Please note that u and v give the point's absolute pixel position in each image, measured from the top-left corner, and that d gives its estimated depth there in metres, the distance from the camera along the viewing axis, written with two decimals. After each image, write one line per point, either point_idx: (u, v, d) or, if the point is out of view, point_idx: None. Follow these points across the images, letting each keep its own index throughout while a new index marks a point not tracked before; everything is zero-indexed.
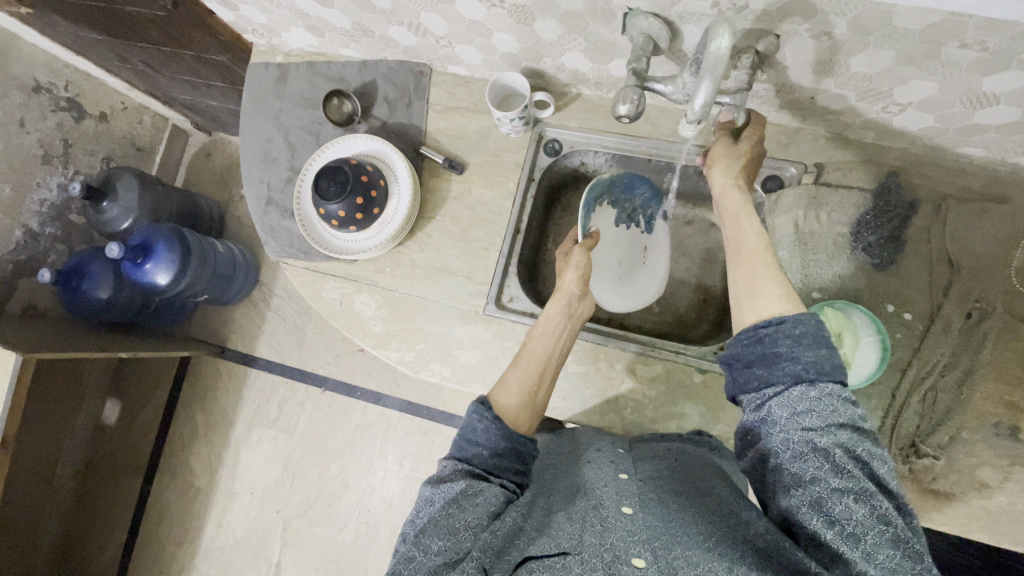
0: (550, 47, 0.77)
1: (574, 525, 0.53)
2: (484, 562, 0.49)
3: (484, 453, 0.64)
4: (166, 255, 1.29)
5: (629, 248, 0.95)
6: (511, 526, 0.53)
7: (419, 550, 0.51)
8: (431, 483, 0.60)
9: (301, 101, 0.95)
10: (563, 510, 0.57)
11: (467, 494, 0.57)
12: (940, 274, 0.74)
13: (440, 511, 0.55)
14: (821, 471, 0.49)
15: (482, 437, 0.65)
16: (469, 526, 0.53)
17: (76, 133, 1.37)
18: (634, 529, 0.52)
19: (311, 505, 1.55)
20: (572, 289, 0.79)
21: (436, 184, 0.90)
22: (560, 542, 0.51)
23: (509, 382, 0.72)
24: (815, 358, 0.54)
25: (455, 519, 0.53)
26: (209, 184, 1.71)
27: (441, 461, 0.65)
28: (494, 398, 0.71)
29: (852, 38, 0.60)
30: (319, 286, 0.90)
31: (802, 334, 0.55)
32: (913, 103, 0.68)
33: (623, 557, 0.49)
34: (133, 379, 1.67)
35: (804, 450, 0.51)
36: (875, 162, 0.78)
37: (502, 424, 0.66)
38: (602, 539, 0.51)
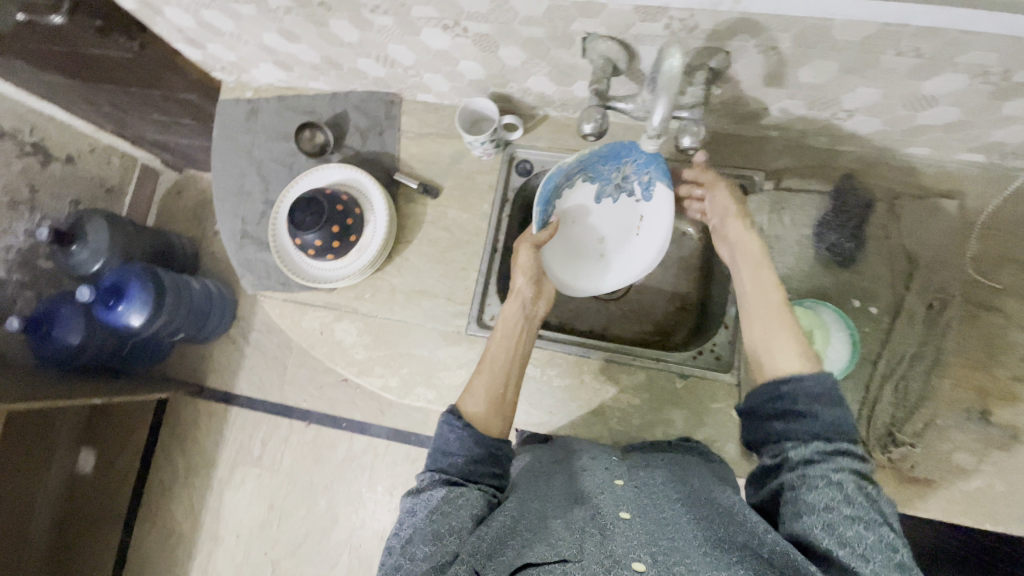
0: (515, 73, 0.79)
1: (573, 534, 0.54)
2: (475, 564, 0.51)
3: (460, 461, 0.64)
4: (139, 296, 1.27)
5: (624, 220, 0.89)
6: (501, 531, 0.55)
7: (405, 558, 0.54)
8: (415, 493, 0.63)
9: (273, 135, 0.96)
10: (559, 517, 0.57)
11: (451, 501, 0.59)
12: (900, 269, 0.77)
13: (425, 520, 0.57)
14: (834, 500, 0.53)
15: (455, 446, 0.66)
16: (454, 531, 0.55)
17: (42, 177, 1.36)
18: (632, 534, 0.53)
19: (300, 543, 1.50)
20: (526, 292, 0.79)
21: (412, 209, 0.91)
22: (560, 550, 0.51)
23: (475, 389, 0.72)
24: (834, 416, 0.58)
25: (441, 526, 0.56)
26: (182, 222, 1.70)
27: (422, 473, 0.66)
28: (462, 407, 0.70)
29: (797, 51, 0.63)
30: (298, 317, 0.90)
31: (819, 393, 0.59)
32: (860, 108, 0.72)
33: (622, 562, 0.50)
34: (109, 425, 1.62)
35: (819, 482, 0.54)
36: (831, 165, 0.82)
37: (474, 431, 0.67)
38: (602, 546, 0.52)
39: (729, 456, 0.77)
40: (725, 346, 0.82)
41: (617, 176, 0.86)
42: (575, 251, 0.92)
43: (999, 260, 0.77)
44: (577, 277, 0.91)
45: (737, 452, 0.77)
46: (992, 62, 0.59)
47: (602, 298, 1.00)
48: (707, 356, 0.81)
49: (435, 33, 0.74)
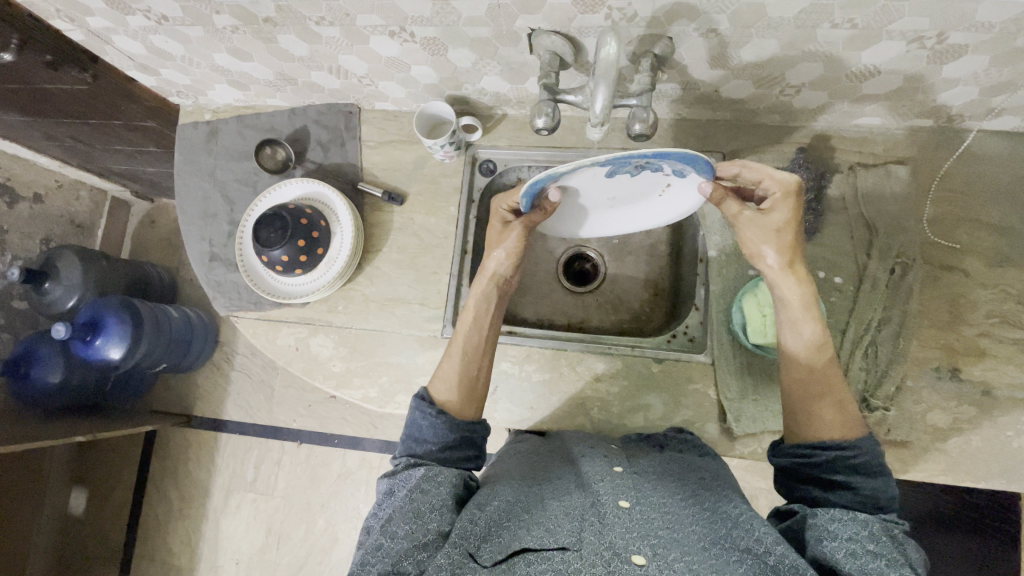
0: (467, 74, 0.80)
1: (572, 522, 0.56)
2: (469, 547, 0.53)
3: (434, 448, 0.68)
4: (117, 329, 1.26)
5: (641, 182, 0.72)
6: (495, 515, 0.57)
7: (386, 537, 0.56)
8: (393, 473, 0.65)
9: (234, 155, 0.95)
10: (558, 501, 0.60)
11: (431, 480, 0.62)
12: (860, 236, 0.79)
13: (409, 499, 0.60)
14: (857, 534, 0.53)
15: (429, 433, 0.68)
16: (435, 509, 0.59)
17: (10, 217, 1.35)
18: (631, 523, 0.55)
19: (301, 565, 1.49)
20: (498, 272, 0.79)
21: (379, 218, 0.91)
22: (559, 538, 0.53)
23: (449, 370, 0.74)
24: (869, 487, 0.59)
25: (424, 504, 0.59)
26: (157, 252, 1.69)
27: (398, 457, 0.69)
28: (436, 390, 0.73)
29: (736, 32, 0.64)
30: (273, 335, 0.89)
31: (857, 462, 0.60)
32: (806, 84, 0.73)
33: (622, 554, 0.51)
34: (96, 463, 1.60)
35: (844, 517, 0.55)
36: (787, 141, 0.83)
37: (448, 418, 0.69)
38: (601, 537, 0.54)
39: (708, 435, 0.78)
40: (697, 328, 0.83)
41: (638, 163, 0.64)
42: (579, 208, 0.80)
43: (955, 220, 0.78)
44: (583, 225, 0.84)
45: (718, 431, 0.77)
46: (925, 26, 0.60)
47: (577, 292, 1.01)
48: (681, 338, 0.83)
49: (383, 40, 0.74)
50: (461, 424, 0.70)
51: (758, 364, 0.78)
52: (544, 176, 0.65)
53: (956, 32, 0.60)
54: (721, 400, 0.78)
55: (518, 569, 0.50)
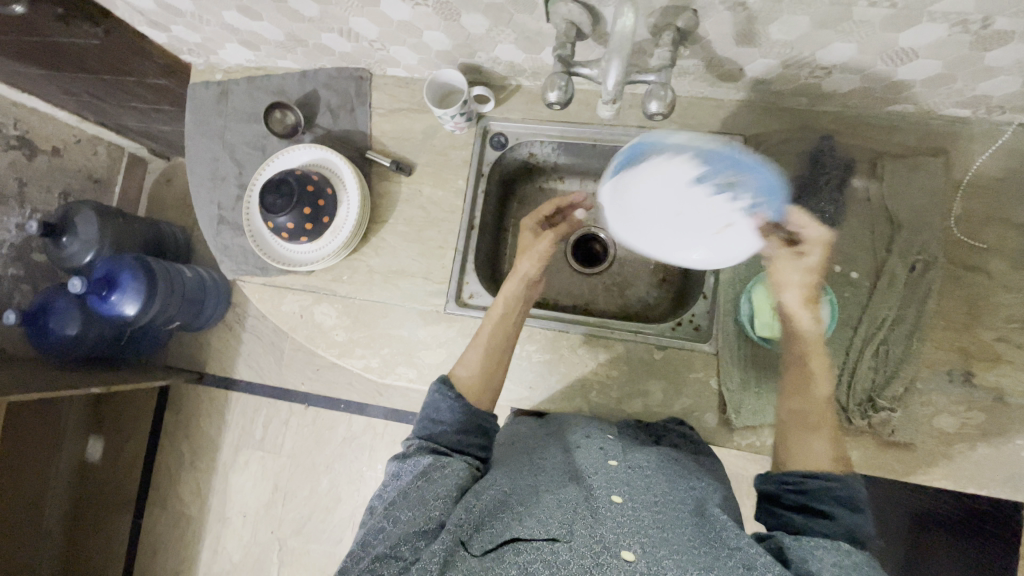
0: (481, 42, 0.77)
1: (564, 514, 0.57)
2: (461, 535, 0.55)
3: (449, 431, 0.68)
4: (132, 286, 1.29)
5: (709, 210, 0.68)
6: (490, 503, 0.59)
7: (389, 521, 0.58)
8: (404, 455, 0.66)
9: (244, 117, 0.94)
10: (553, 492, 0.60)
11: (439, 469, 0.63)
12: (881, 231, 0.75)
13: (416, 486, 0.61)
14: (840, 556, 0.52)
15: (445, 416, 0.69)
16: (439, 497, 0.60)
17: (30, 170, 1.37)
18: (623, 519, 0.56)
19: (305, 522, 1.54)
20: (529, 275, 0.80)
21: (386, 188, 0.89)
22: (550, 529, 0.55)
23: (472, 359, 0.75)
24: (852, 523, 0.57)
25: (430, 493, 0.60)
26: (172, 210, 1.70)
27: (410, 437, 0.70)
28: (457, 372, 0.74)
29: (765, 7, 0.61)
30: (278, 301, 0.90)
31: (843, 497, 0.58)
32: (837, 66, 0.69)
33: (612, 549, 0.53)
34: (112, 414, 1.65)
35: (828, 543, 0.54)
36: (813, 126, 0.79)
37: (465, 403, 0.70)
38: (592, 530, 0.55)
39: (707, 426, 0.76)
40: (704, 317, 0.80)
41: (731, 174, 0.67)
42: (634, 208, 0.73)
43: (985, 218, 0.75)
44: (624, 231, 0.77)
45: (716, 421, 0.76)
46: (970, 9, 0.56)
47: (584, 273, 0.99)
48: (687, 326, 0.80)
49: (394, 3, 0.71)
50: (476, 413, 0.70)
51: (763, 357, 0.75)
52: (655, 136, 0.70)
53: (1003, 17, 0.56)
54: (723, 392, 0.76)
55: (507, 559, 0.53)
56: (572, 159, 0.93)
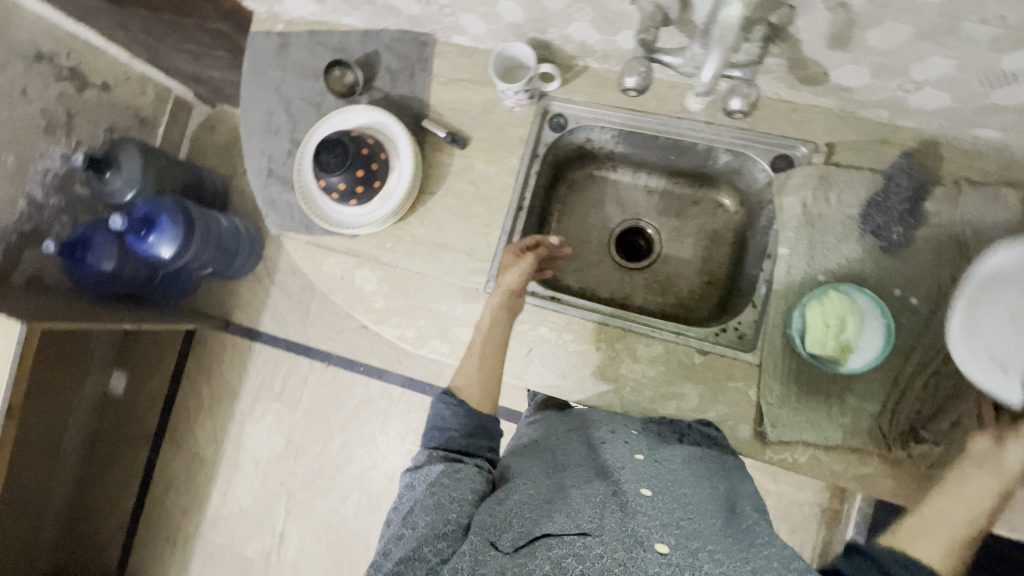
0: (556, 17, 0.74)
1: (594, 509, 0.56)
2: (489, 536, 0.54)
3: (457, 436, 0.70)
4: (170, 229, 1.31)
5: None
6: (515, 505, 0.58)
7: (408, 527, 0.58)
8: (416, 467, 0.68)
9: (302, 71, 0.93)
10: (580, 488, 0.60)
11: (452, 474, 0.64)
12: (949, 259, 0.72)
13: (433, 490, 0.62)
14: None
15: (451, 422, 0.72)
16: (455, 500, 0.60)
17: (79, 102, 1.38)
18: (653, 514, 0.56)
19: (314, 477, 1.58)
20: (515, 287, 0.80)
21: (438, 159, 0.88)
22: (580, 523, 0.54)
23: (468, 369, 0.77)
24: None
25: (448, 495, 0.61)
26: (212, 157, 1.73)
27: (420, 450, 0.72)
28: (452, 385, 0.77)
29: (869, 11, 0.58)
30: (319, 262, 0.89)
31: None
32: (930, 81, 0.66)
33: (646, 543, 0.52)
34: (138, 351, 1.70)
35: None
36: (890, 142, 0.76)
37: (467, 407, 0.73)
38: (624, 525, 0.54)
39: (741, 438, 0.75)
40: (750, 326, 0.80)
41: None
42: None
43: None
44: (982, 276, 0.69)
45: (750, 433, 0.75)
46: None
47: (627, 267, 0.98)
48: (731, 333, 0.80)
49: None
50: (479, 416, 0.73)
51: (808, 375, 0.73)
52: None
53: None
54: (761, 404, 0.75)
55: (540, 553, 0.51)
56: (629, 149, 0.92)
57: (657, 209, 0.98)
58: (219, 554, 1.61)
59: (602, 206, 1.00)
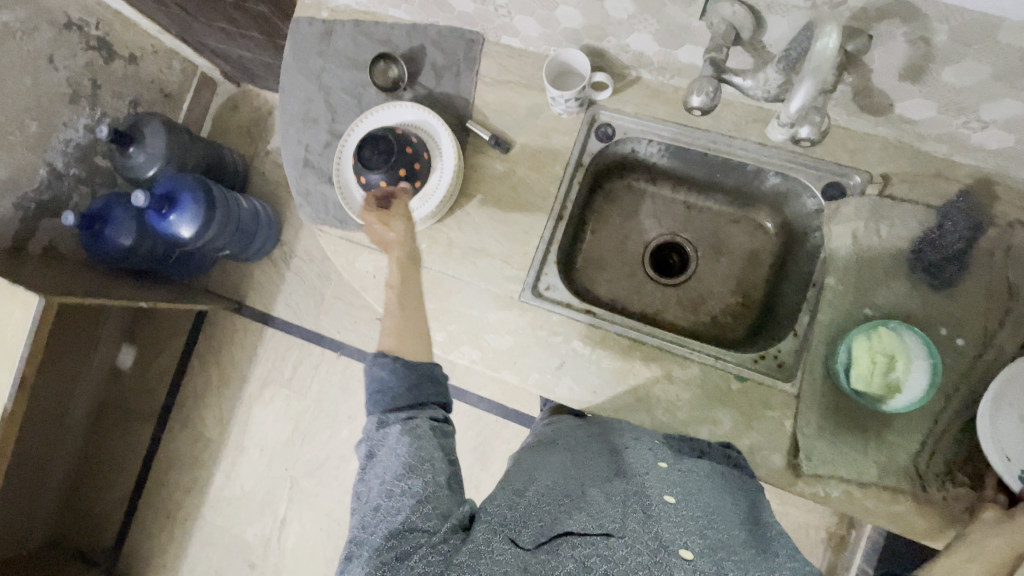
0: (617, 26, 0.72)
1: (616, 509, 0.56)
2: (510, 533, 0.53)
3: (403, 390, 0.64)
4: (191, 208, 1.29)
5: None
6: (534, 499, 0.59)
7: (386, 500, 0.55)
8: (369, 434, 0.62)
9: (345, 61, 0.91)
10: (601, 488, 0.60)
11: (412, 435, 0.60)
12: (998, 302, 0.70)
13: (399, 455, 0.58)
14: None
15: (392, 378, 0.64)
16: (427, 463, 0.57)
17: (105, 73, 1.35)
18: (677, 519, 0.56)
19: (319, 465, 1.57)
20: (395, 236, 0.81)
21: (479, 161, 0.86)
22: (604, 524, 0.54)
23: (392, 326, 0.73)
24: None
25: (416, 457, 0.57)
26: (234, 136, 1.69)
27: (368, 414, 0.65)
28: (384, 347, 0.70)
29: (950, 47, 0.56)
30: (352, 258, 0.88)
31: None
32: (998, 120, 0.64)
33: (669, 547, 0.52)
34: (147, 328, 1.68)
35: None
36: (949, 178, 0.74)
37: (404, 362, 0.66)
38: (647, 527, 0.54)
39: (773, 467, 0.74)
40: (790, 354, 0.79)
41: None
42: None
43: None
44: None
45: (783, 463, 0.73)
46: None
47: (660, 282, 0.96)
48: (769, 360, 0.79)
49: None
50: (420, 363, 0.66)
51: (849, 409, 0.73)
52: None
53: None
54: (797, 435, 0.73)
55: (564, 552, 0.51)
56: (674, 162, 0.90)
57: (694, 226, 0.96)
58: (218, 536, 1.61)
59: (638, 219, 0.98)
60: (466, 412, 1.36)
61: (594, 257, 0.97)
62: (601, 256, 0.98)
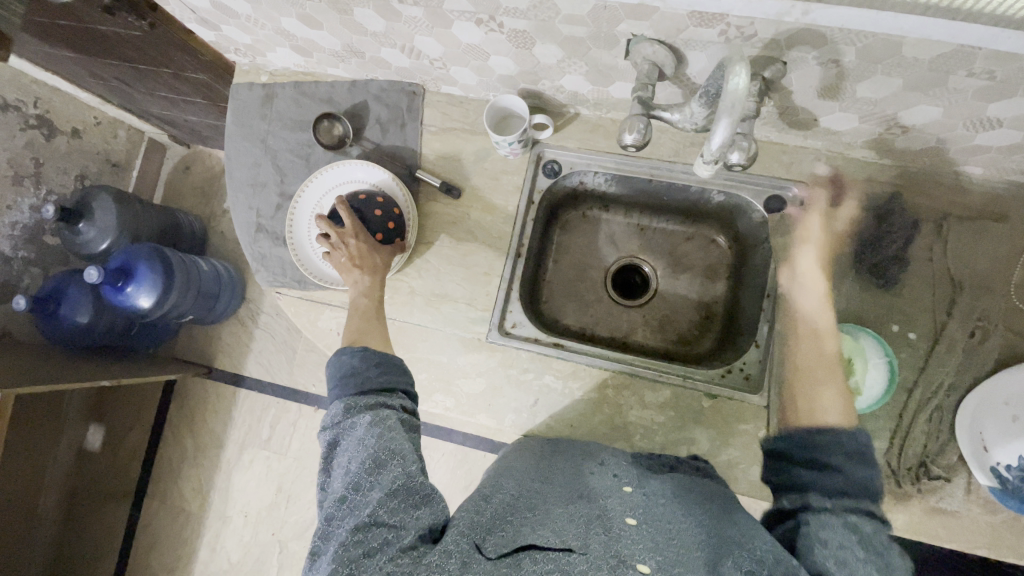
0: (549, 70, 0.75)
1: (578, 529, 0.55)
2: (476, 538, 0.52)
3: (375, 379, 0.64)
4: (148, 278, 1.26)
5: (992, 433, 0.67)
6: (497, 512, 0.57)
7: (353, 491, 0.54)
8: (336, 420, 0.61)
9: (289, 123, 0.91)
10: (563, 509, 0.59)
11: (381, 424, 0.58)
12: (943, 293, 0.74)
13: (366, 447, 0.56)
14: (848, 540, 0.50)
15: (358, 365, 0.65)
16: (396, 453, 0.55)
17: (47, 150, 1.33)
18: (639, 537, 0.54)
19: (307, 526, 1.52)
20: (377, 263, 0.78)
21: (433, 209, 0.87)
22: (565, 540, 0.53)
23: (356, 325, 0.74)
24: (864, 478, 0.55)
25: (385, 450, 0.55)
26: (189, 199, 1.66)
27: (332, 400, 0.64)
28: (347, 340, 0.71)
29: (860, 66, 0.59)
30: (314, 317, 0.87)
31: (853, 451, 0.57)
32: (917, 125, 0.68)
33: (628, 562, 0.50)
34: (114, 404, 1.62)
35: (839, 525, 0.52)
36: (877, 181, 0.77)
37: (369, 353, 0.67)
38: (608, 545, 0.52)
39: (752, 479, 0.76)
40: (755, 365, 0.80)
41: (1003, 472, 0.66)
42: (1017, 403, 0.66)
43: None
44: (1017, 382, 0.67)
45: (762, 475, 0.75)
46: None
47: (623, 304, 0.97)
48: (736, 373, 0.80)
49: (467, 26, 0.69)
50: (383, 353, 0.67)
51: None
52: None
53: None
54: None
55: (525, 565, 0.49)
56: (623, 190, 0.92)
57: (651, 246, 0.98)
58: None
59: (596, 245, 0.99)
60: (453, 452, 1.34)
61: (558, 287, 0.98)
62: (564, 286, 0.99)
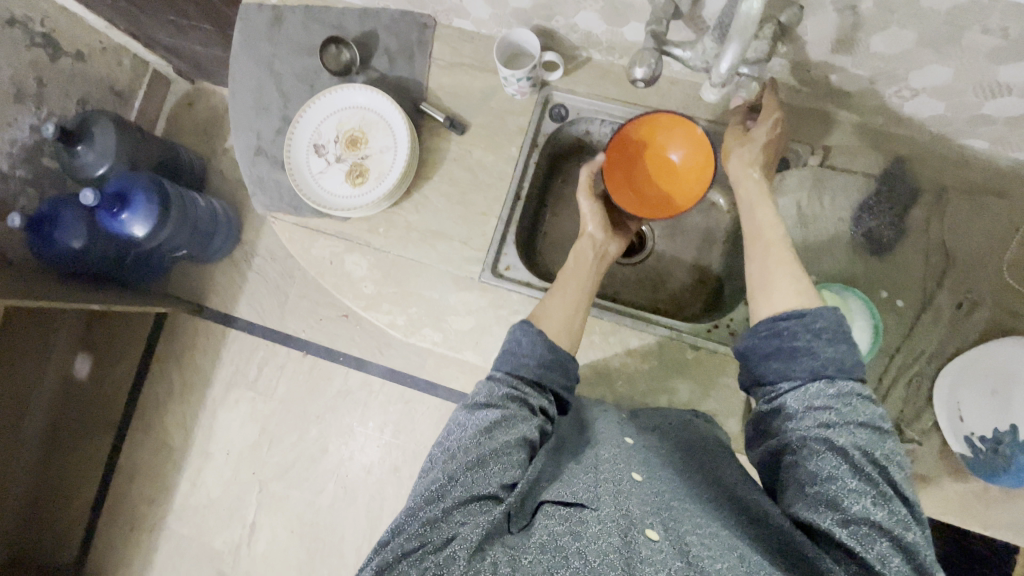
0: (564, 4, 0.75)
1: (592, 481, 0.54)
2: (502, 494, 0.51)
3: (532, 364, 0.66)
4: (144, 206, 1.25)
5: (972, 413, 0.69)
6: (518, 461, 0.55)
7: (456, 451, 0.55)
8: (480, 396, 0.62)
9: (296, 47, 0.90)
10: (574, 465, 0.57)
11: (516, 413, 0.60)
12: (935, 263, 0.74)
13: (488, 420, 0.58)
14: (838, 470, 0.51)
15: (526, 349, 0.67)
16: (511, 445, 0.56)
17: (50, 70, 1.30)
18: (646, 495, 0.53)
19: (288, 468, 1.53)
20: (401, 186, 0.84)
21: (435, 144, 0.87)
22: (576, 493, 0.52)
23: (567, 307, 0.74)
24: (835, 355, 0.56)
25: (512, 436, 0.56)
26: (190, 135, 1.64)
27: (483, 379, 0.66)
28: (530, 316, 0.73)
29: (876, 15, 0.59)
30: (308, 245, 0.87)
31: (822, 330, 0.57)
32: (927, 89, 0.67)
33: (637, 526, 0.48)
34: (103, 336, 1.62)
35: (822, 448, 0.52)
36: (881, 148, 0.77)
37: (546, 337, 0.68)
38: (618, 504, 0.50)
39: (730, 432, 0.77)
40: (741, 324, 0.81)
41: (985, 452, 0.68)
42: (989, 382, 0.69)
43: None
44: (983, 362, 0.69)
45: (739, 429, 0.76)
46: None
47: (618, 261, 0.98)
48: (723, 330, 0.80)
49: None
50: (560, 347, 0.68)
51: None
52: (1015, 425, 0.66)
53: None
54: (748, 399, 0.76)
55: (535, 528, 0.48)
56: None
57: None
58: (186, 546, 1.55)
59: None
60: None
61: (555, 238, 0.98)
62: (561, 238, 0.98)
